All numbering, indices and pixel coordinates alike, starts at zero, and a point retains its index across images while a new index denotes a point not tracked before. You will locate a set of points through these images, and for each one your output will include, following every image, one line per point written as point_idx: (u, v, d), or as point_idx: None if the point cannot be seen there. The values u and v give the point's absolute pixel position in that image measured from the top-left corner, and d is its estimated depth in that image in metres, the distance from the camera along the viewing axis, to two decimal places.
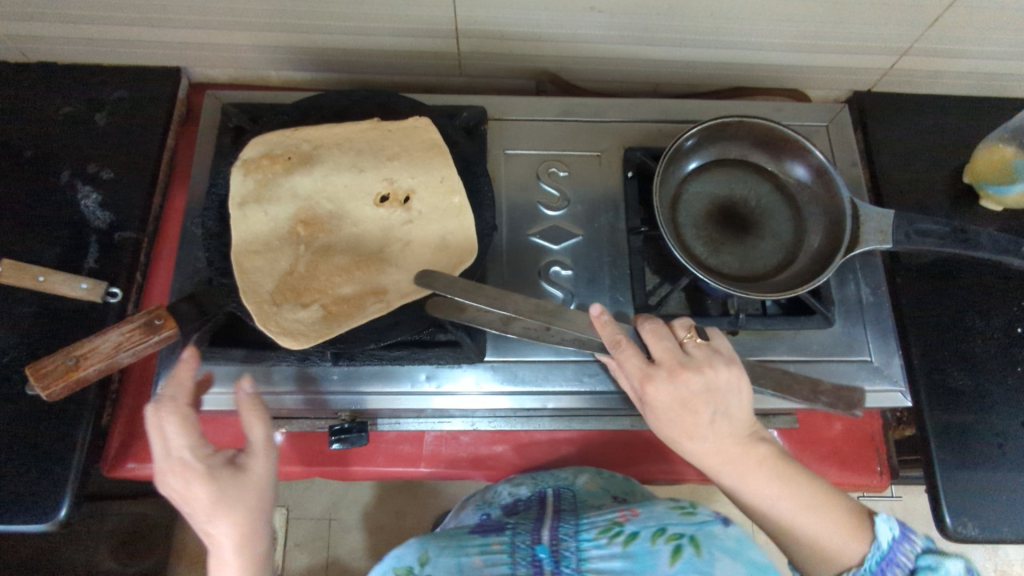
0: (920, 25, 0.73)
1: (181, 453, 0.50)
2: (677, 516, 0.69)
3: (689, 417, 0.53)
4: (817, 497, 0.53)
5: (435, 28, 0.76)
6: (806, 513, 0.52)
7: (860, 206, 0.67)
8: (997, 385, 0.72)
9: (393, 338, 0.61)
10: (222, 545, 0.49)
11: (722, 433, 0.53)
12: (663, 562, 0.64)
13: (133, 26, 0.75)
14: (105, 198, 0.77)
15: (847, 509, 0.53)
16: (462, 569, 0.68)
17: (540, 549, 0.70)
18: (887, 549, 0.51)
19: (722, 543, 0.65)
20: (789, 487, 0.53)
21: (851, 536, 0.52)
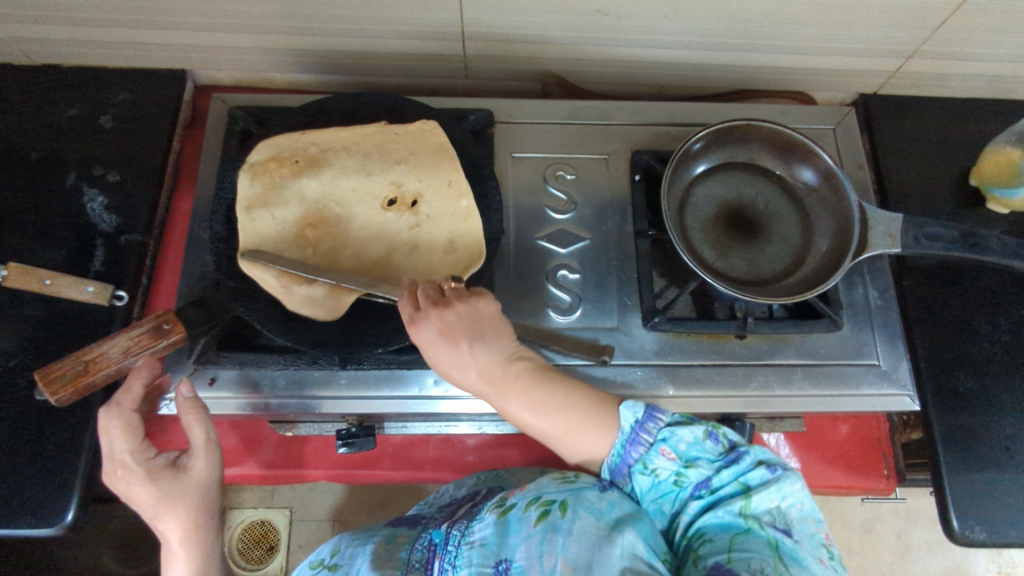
0: (927, 27, 0.73)
1: (122, 453, 0.53)
2: (554, 483, 0.60)
3: (450, 349, 0.55)
4: (571, 400, 0.57)
5: (441, 30, 0.75)
6: (565, 421, 0.56)
7: (868, 210, 0.66)
8: (1005, 388, 0.71)
9: (402, 342, 0.60)
10: (170, 539, 0.54)
11: (481, 356, 0.56)
12: (527, 526, 0.57)
13: (139, 28, 0.75)
14: (111, 201, 0.77)
15: (595, 399, 0.58)
16: (364, 554, 0.64)
17: (434, 534, 0.64)
18: (630, 432, 0.56)
19: (592, 505, 0.55)
20: (542, 401, 0.57)
21: (597, 432, 0.56)
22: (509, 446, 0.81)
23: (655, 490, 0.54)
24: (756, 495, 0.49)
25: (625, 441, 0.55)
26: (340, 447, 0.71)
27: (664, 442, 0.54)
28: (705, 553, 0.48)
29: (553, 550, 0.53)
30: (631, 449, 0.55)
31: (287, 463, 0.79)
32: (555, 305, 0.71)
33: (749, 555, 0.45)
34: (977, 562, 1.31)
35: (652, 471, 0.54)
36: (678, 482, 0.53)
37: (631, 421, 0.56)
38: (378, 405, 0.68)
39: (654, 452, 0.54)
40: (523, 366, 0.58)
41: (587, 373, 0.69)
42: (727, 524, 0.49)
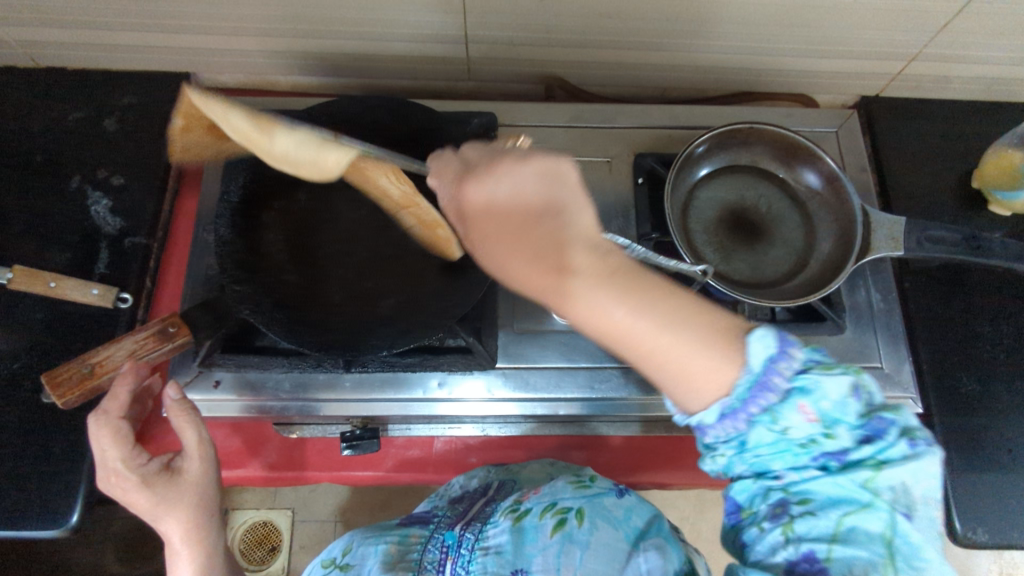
0: (929, 31, 0.73)
1: (113, 461, 0.53)
2: (571, 489, 0.63)
3: (521, 235, 0.45)
4: (682, 315, 0.42)
5: (445, 34, 0.76)
6: (672, 341, 0.41)
7: (871, 213, 0.67)
8: (1008, 391, 0.72)
9: (404, 345, 0.59)
10: (172, 542, 0.53)
11: (557, 240, 0.44)
12: (544, 535, 0.58)
13: (144, 32, 0.76)
14: (116, 204, 0.77)
15: (714, 322, 0.43)
16: (375, 557, 0.63)
17: (447, 536, 0.65)
18: (760, 373, 0.41)
19: (608, 513, 0.58)
20: (648, 312, 0.42)
21: (713, 361, 0.42)
22: (513, 448, 0.81)
23: (768, 445, 0.42)
24: (888, 474, 0.40)
25: (752, 383, 0.41)
26: (345, 449, 0.72)
27: (805, 391, 0.41)
28: (799, 532, 0.40)
29: (571, 563, 0.53)
30: (760, 396, 0.41)
31: (292, 465, 0.79)
32: None
33: (855, 554, 0.38)
34: (978, 563, 1.31)
35: (779, 421, 0.41)
36: (800, 442, 0.41)
37: (763, 359, 0.41)
38: (383, 409, 0.68)
39: (789, 404, 0.41)
40: (616, 263, 0.43)
41: (587, 378, 0.69)
42: (840, 504, 0.40)
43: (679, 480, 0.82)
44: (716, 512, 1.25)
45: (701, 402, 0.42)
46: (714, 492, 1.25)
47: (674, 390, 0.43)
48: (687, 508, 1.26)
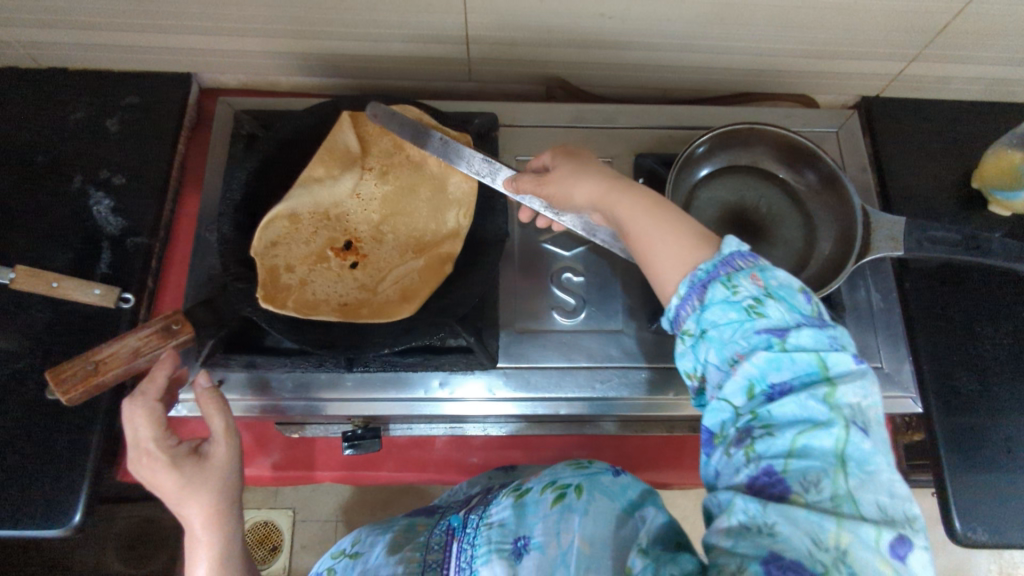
0: (929, 31, 0.73)
1: (150, 441, 0.53)
2: (569, 470, 0.61)
3: (578, 170, 0.56)
4: (672, 220, 0.48)
5: (446, 34, 0.76)
6: (658, 230, 0.48)
7: (871, 214, 0.67)
8: (1005, 390, 0.72)
9: (408, 343, 0.59)
10: (193, 527, 0.53)
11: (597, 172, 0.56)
12: (544, 506, 0.57)
13: (145, 32, 0.76)
14: (118, 204, 0.77)
15: (697, 230, 0.47)
16: (384, 543, 0.66)
17: (451, 520, 0.65)
18: (726, 254, 0.43)
19: (607, 487, 0.56)
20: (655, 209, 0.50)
21: (687, 248, 0.46)
22: (513, 447, 0.82)
23: (724, 328, 0.40)
24: (843, 386, 0.37)
25: (718, 260, 0.43)
26: (347, 449, 0.72)
27: (756, 269, 0.42)
28: (759, 451, 0.37)
29: (570, 528, 0.53)
30: (721, 271, 0.43)
31: (294, 464, 0.79)
32: (559, 308, 0.72)
33: (808, 465, 0.35)
34: (978, 563, 1.31)
35: (735, 297, 0.41)
36: (752, 327, 0.39)
37: (732, 246, 0.44)
38: (385, 409, 0.69)
39: (740, 276, 0.42)
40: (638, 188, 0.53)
41: (588, 378, 0.69)
42: (797, 417, 0.37)
43: (680, 479, 0.83)
44: None
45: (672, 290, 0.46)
46: None
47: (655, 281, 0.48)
48: (687, 507, 1.27)
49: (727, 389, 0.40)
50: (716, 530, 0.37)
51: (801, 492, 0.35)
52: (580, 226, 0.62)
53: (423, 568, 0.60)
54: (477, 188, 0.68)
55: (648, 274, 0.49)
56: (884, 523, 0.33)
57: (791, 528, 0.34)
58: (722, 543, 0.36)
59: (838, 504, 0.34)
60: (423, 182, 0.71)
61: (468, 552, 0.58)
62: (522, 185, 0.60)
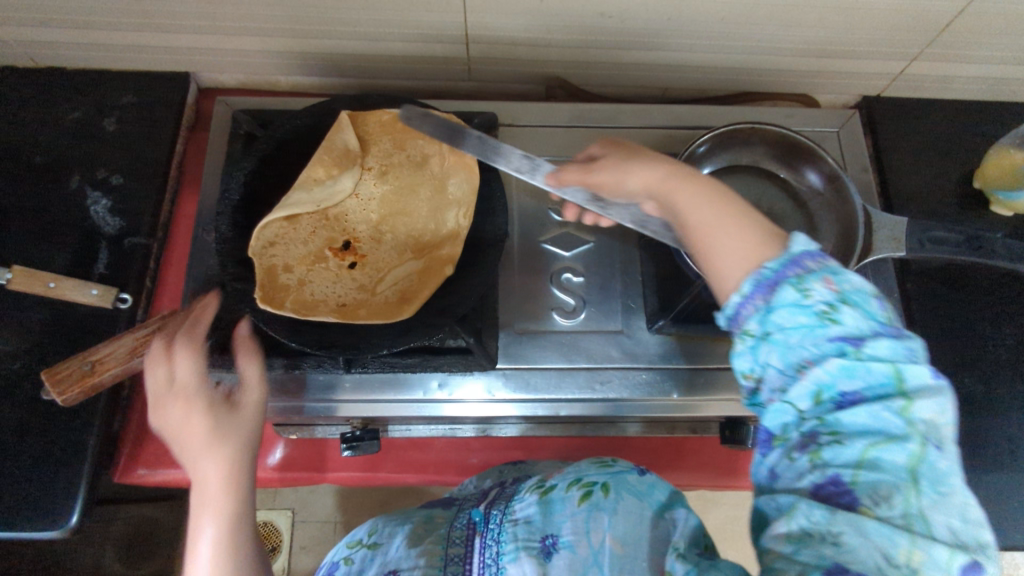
0: (931, 30, 0.73)
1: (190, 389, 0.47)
2: (594, 467, 0.61)
3: (633, 159, 0.53)
4: (740, 216, 0.45)
5: (445, 34, 0.76)
6: (722, 223, 0.45)
7: (872, 214, 0.66)
8: (1007, 391, 0.72)
9: (405, 344, 0.59)
10: (204, 488, 0.44)
11: (654, 160, 0.52)
12: (570, 504, 0.56)
13: (142, 31, 0.75)
14: (116, 204, 0.77)
15: (765, 229, 0.43)
16: (404, 535, 0.64)
17: (473, 514, 0.63)
18: (795, 253, 0.40)
19: (634, 487, 0.57)
20: (722, 202, 0.46)
21: (754, 246, 0.42)
22: (513, 448, 0.81)
23: (791, 330, 0.37)
24: (918, 399, 0.34)
25: (787, 258, 0.40)
26: (345, 450, 0.72)
27: (829, 271, 0.38)
28: (826, 459, 0.35)
29: (600, 528, 0.52)
30: (789, 271, 0.39)
31: (292, 465, 0.79)
32: (559, 308, 0.72)
33: (878, 479, 0.33)
34: None
35: (805, 300, 0.37)
36: (823, 333, 0.36)
37: (801, 244, 0.40)
38: (383, 410, 0.68)
39: (812, 277, 0.38)
40: (702, 178, 0.49)
41: (588, 379, 0.69)
42: (868, 427, 0.34)
43: (680, 481, 0.82)
44: (715, 512, 1.25)
45: (731, 284, 0.42)
46: (714, 492, 1.25)
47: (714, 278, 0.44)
48: None
49: (791, 391, 0.37)
50: (774, 533, 0.35)
51: (870, 505, 0.33)
52: (631, 219, 0.57)
53: (445, 563, 0.57)
54: (477, 188, 0.68)
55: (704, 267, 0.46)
56: (957, 545, 0.31)
57: (859, 539, 0.32)
58: (780, 548, 0.34)
59: (909, 523, 0.32)
60: (424, 182, 0.71)
61: (494, 547, 0.56)
62: (566, 178, 0.56)
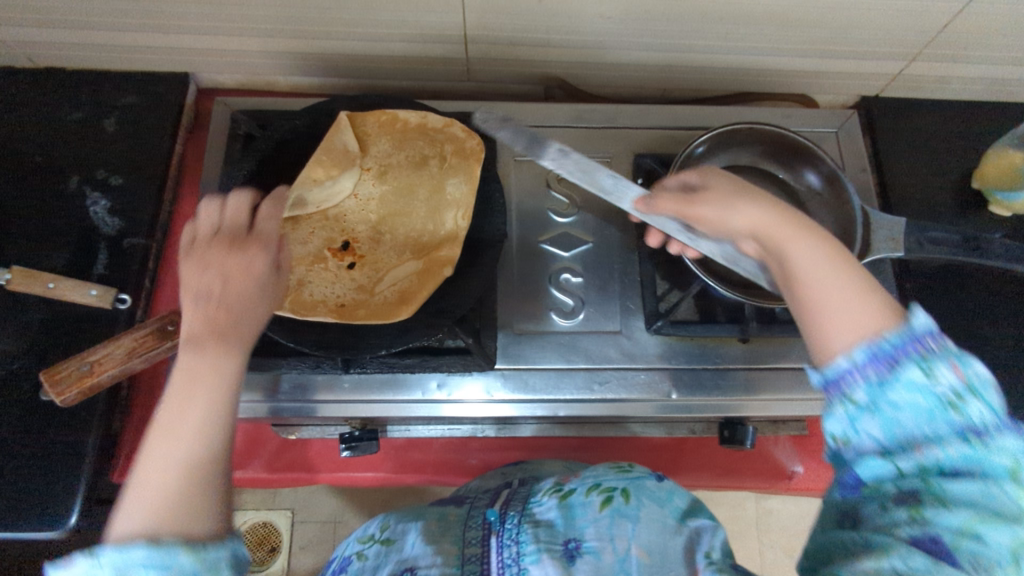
0: (929, 30, 0.73)
1: (256, 264, 0.49)
2: (612, 472, 0.59)
3: (744, 196, 0.49)
4: (856, 278, 0.41)
5: (444, 34, 0.76)
6: (838, 281, 0.41)
7: (871, 214, 0.67)
8: (1006, 391, 0.72)
9: (404, 344, 0.59)
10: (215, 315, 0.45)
11: (767, 202, 0.48)
12: (592, 510, 0.54)
13: (142, 31, 0.75)
14: (115, 205, 0.77)
15: (884, 297, 0.39)
16: (418, 534, 0.60)
17: (488, 514, 0.60)
18: (919, 327, 0.36)
19: (653, 492, 0.55)
20: (840, 257, 0.43)
21: (869, 312, 0.38)
22: (512, 449, 0.81)
23: (903, 408, 0.34)
24: None
25: (908, 331, 0.36)
26: (343, 450, 0.72)
27: (959, 354, 0.35)
28: (928, 517, 0.32)
29: (624, 534, 0.50)
30: (911, 343, 0.36)
31: (291, 466, 0.79)
32: (558, 309, 0.72)
33: (983, 551, 0.30)
34: None
35: (928, 382, 0.34)
36: (944, 417, 0.34)
37: (926, 319, 0.37)
38: (383, 410, 0.68)
39: (941, 357, 0.35)
40: (819, 231, 0.45)
41: (586, 380, 0.69)
42: (978, 499, 0.31)
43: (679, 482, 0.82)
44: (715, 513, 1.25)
45: (834, 342, 0.39)
46: (713, 492, 1.25)
47: (813, 332, 0.41)
48: None
49: (891, 454, 0.35)
50: (858, 569, 0.32)
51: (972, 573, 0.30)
52: (720, 254, 0.59)
53: (462, 562, 0.53)
54: (476, 189, 0.68)
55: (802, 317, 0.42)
56: None
57: None
58: None
59: None
60: (423, 182, 0.71)
61: (513, 547, 0.53)
62: (661, 204, 0.54)
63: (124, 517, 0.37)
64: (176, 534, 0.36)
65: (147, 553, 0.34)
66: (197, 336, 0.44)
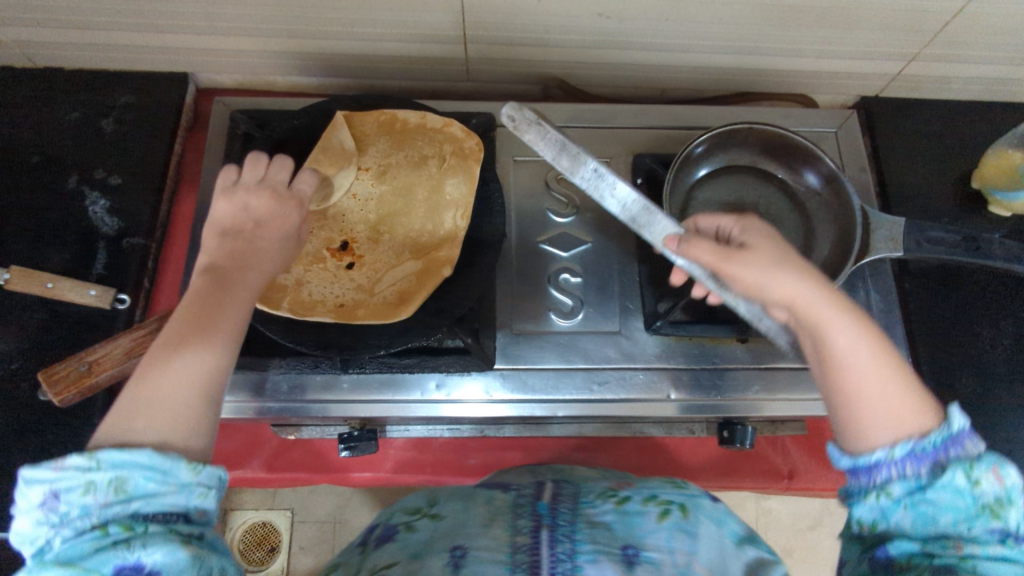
0: (928, 30, 0.73)
1: (289, 215, 0.55)
2: (668, 487, 0.62)
3: (783, 262, 0.48)
4: (891, 366, 0.45)
5: (444, 34, 0.76)
6: (878, 373, 0.45)
7: (871, 214, 0.67)
8: (1006, 391, 0.72)
9: (403, 344, 0.59)
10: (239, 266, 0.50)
11: (805, 273, 0.48)
12: (651, 520, 0.55)
13: (141, 31, 0.75)
14: (114, 205, 0.77)
15: (916, 389, 0.44)
16: (465, 515, 0.57)
17: (538, 506, 0.58)
18: (957, 432, 0.41)
19: (709, 513, 0.58)
20: (879, 347, 0.46)
21: (908, 409, 0.43)
22: (512, 449, 0.81)
23: (945, 511, 0.39)
24: None
25: (947, 436, 0.41)
26: (342, 450, 0.72)
27: (997, 459, 0.39)
28: None
29: (686, 547, 0.52)
30: (952, 449, 0.40)
31: (290, 466, 0.79)
32: (557, 309, 0.72)
33: None
34: None
35: (973, 489, 0.39)
36: (983, 522, 0.38)
37: (962, 422, 0.41)
38: (381, 410, 0.68)
39: (983, 463, 0.39)
40: (853, 309, 0.47)
41: (586, 380, 0.69)
42: None
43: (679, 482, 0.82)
44: None
45: (876, 436, 0.43)
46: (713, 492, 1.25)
47: (853, 419, 0.44)
48: None
49: (928, 542, 0.40)
50: None
51: None
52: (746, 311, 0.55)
53: (513, 550, 0.51)
54: (476, 188, 0.67)
55: (838, 399, 0.45)
56: None
57: None
58: None
59: None
60: (422, 182, 0.70)
61: (567, 544, 0.52)
62: (693, 250, 0.51)
63: (127, 424, 0.42)
64: (177, 450, 0.42)
65: (149, 459, 0.40)
66: (216, 274, 0.49)
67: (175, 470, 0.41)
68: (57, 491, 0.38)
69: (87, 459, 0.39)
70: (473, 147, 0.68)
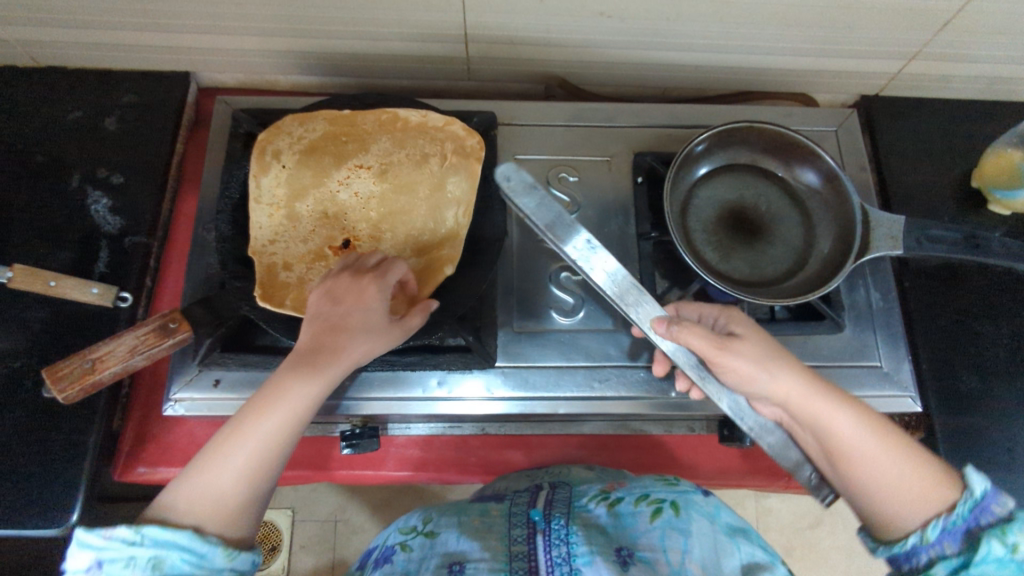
0: (928, 30, 0.73)
1: (371, 295, 0.54)
2: (660, 484, 0.66)
3: (778, 364, 0.55)
4: (895, 447, 0.53)
5: (446, 33, 0.76)
6: (883, 458, 0.53)
7: (871, 212, 0.67)
8: (1007, 391, 0.72)
9: (404, 343, 0.60)
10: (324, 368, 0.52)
11: (798, 373, 0.54)
12: (643, 520, 0.61)
13: (143, 31, 0.76)
14: (117, 203, 0.77)
15: (923, 460, 0.52)
16: (461, 525, 0.64)
17: (532, 513, 0.64)
18: (980, 498, 0.48)
19: (702, 508, 0.62)
20: (878, 429, 0.54)
21: (929, 484, 0.51)
22: (513, 447, 0.81)
23: None
24: None
25: (973, 506, 0.48)
26: (345, 448, 0.72)
27: None
28: None
29: (677, 546, 0.57)
30: (980, 518, 0.48)
31: (292, 464, 0.79)
32: (558, 307, 0.72)
33: None
34: None
35: (1012, 554, 0.45)
36: None
37: (982, 486, 0.49)
38: (383, 407, 0.68)
39: (1012, 527, 0.46)
40: (850, 403, 0.55)
41: (587, 377, 0.69)
42: None
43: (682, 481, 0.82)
44: None
45: (908, 520, 0.51)
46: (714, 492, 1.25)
47: (886, 509, 0.52)
48: None
49: None
50: None
51: None
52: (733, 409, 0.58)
53: (510, 559, 0.58)
54: (477, 187, 0.68)
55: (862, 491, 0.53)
56: None
57: None
58: None
59: None
60: (423, 181, 0.70)
61: (564, 548, 0.59)
62: (687, 336, 0.54)
63: (173, 504, 0.47)
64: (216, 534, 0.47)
65: (186, 543, 0.45)
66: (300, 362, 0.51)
67: (210, 555, 0.46)
68: (102, 561, 0.44)
69: (134, 533, 0.44)
70: (473, 144, 0.68)
